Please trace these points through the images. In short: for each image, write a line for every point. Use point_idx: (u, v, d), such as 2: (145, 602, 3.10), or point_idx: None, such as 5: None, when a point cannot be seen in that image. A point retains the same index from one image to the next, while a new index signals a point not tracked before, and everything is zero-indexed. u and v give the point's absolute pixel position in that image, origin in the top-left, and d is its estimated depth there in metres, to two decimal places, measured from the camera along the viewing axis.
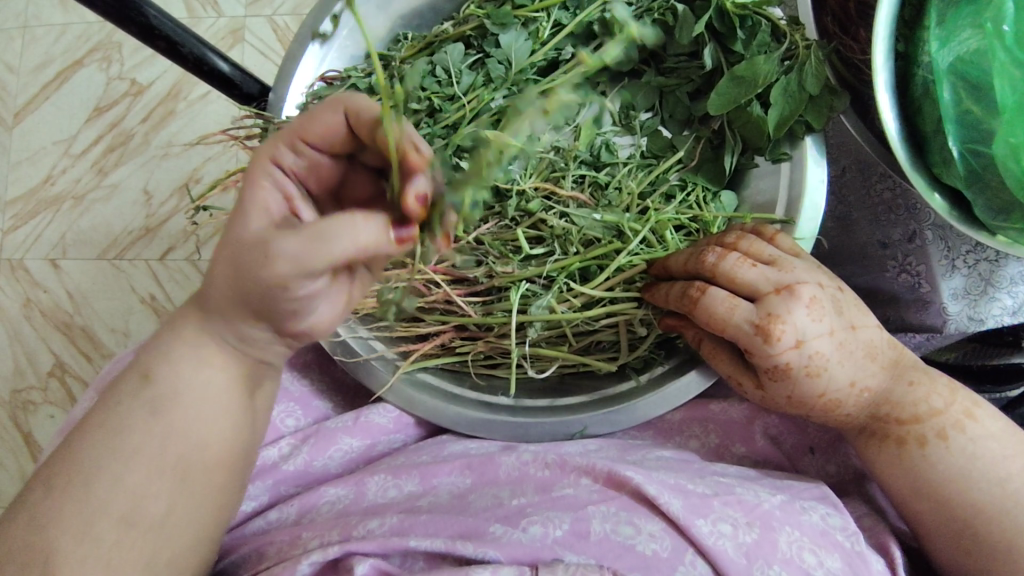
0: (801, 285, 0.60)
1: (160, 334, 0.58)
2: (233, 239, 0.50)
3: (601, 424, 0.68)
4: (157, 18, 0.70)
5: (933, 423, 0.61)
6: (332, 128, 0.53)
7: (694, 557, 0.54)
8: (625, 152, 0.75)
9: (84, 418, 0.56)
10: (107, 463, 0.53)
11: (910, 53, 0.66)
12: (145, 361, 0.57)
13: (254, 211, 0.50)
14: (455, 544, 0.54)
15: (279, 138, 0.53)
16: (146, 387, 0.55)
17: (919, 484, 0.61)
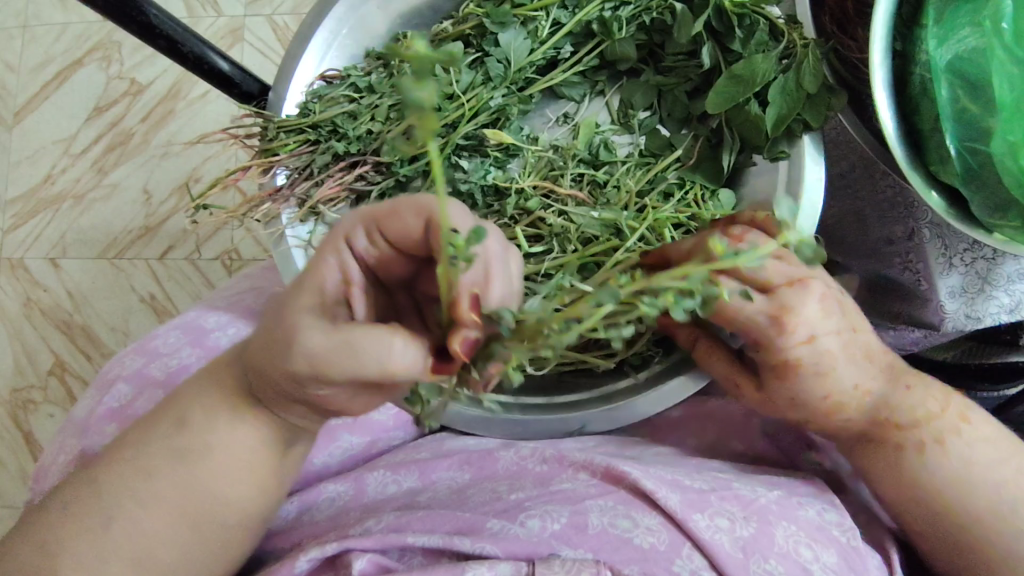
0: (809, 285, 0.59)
1: (200, 381, 0.59)
2: (283, 309, 0.49)
3: (600, 421, 0.69)
4: (157, 17, 0.70)
5: (932, 425, 0.61)
6: (411, 232, 0.48)
7: (691, 551, 0.54)
8: (625, 150, 0.76)
9: (115, 445, 0.59)
10: (125, 499, 0.55)
11: (908, 52, 0.66)
12: (181, 406, 0.58)
13: (311, 289, 0.48)
14: (452, 539, 0.53)
15: (361, 219, 0.49)
16: (179, 436, 0.57)
17: (914, 485, 0.61)
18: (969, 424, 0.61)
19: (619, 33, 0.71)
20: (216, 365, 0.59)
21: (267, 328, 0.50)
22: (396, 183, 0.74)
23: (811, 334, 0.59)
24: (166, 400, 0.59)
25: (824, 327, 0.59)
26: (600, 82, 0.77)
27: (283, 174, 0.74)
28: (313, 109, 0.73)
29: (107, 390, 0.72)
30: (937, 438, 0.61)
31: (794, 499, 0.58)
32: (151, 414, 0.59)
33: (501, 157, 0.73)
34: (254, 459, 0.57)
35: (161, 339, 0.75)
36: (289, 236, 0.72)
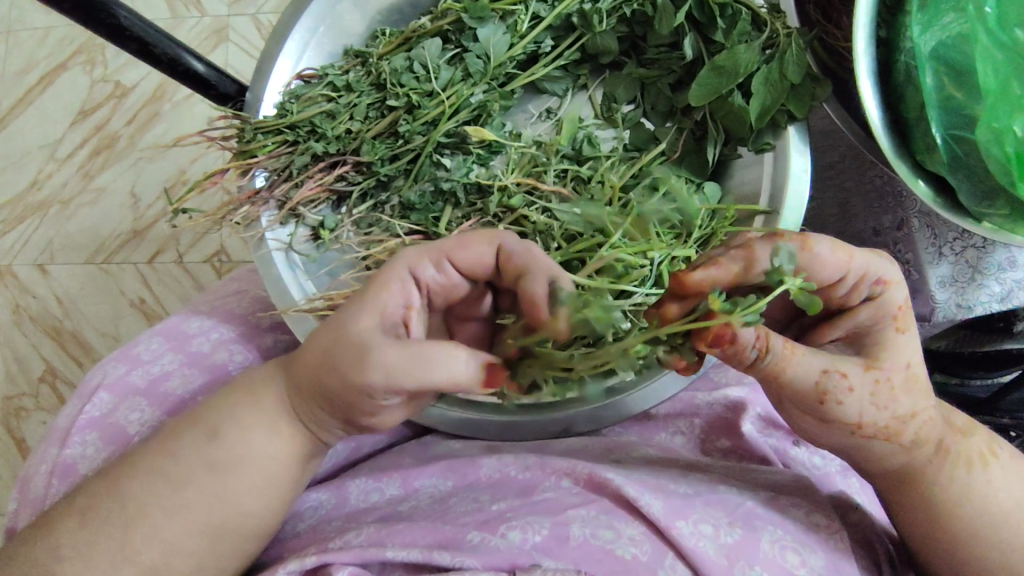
0: (894, 292, 0.52)
1: (232, 389, 0.57)
2: (341, 331, 0.49)
3: (587, 421, 0.68)
4: (127, 19, 0.69)
5: (962, 449, 0.56)
6: (483, 261, 0.53)
7: (674, 560, 0.53)
8: (608, 145, 0.74)
9: (137, 450, 0.57)
10: (149, 511, 0.54)
11: (892, 39, 0.65)
12: (213, 417, 0.55)
13: (373, 309, 0.49)
14: (432, 554, 0.53)
15: (424, 248, 0.53)
16: (211, 445, 0.55)
17: (924, 507, 0.56)
18: (995, 460, 0.56)
19: (600, 27, 0.70)
20: (252, 376, 0.56)
21: (320, 348, 0.50)
22: (378, 183, 0.74)
23: (906, 363, 0.52)
24: (196, 409, 0.57)
25: (909, 344, 0.52)
26: (583, 76, 0.76)
27: (262, 175, 0.74)
28: (291, 109, 0.71)
29: (88, 398, 0.70)
30: (967, 464, 0.55)
31: (778, 501, 0.58)
32: (181, 421, 0.57)
33: (483, 153, 0.72)
34: (284, 471, 0.56)
35: (142, 345, 0.73)
36: (270, 239, 0.71)
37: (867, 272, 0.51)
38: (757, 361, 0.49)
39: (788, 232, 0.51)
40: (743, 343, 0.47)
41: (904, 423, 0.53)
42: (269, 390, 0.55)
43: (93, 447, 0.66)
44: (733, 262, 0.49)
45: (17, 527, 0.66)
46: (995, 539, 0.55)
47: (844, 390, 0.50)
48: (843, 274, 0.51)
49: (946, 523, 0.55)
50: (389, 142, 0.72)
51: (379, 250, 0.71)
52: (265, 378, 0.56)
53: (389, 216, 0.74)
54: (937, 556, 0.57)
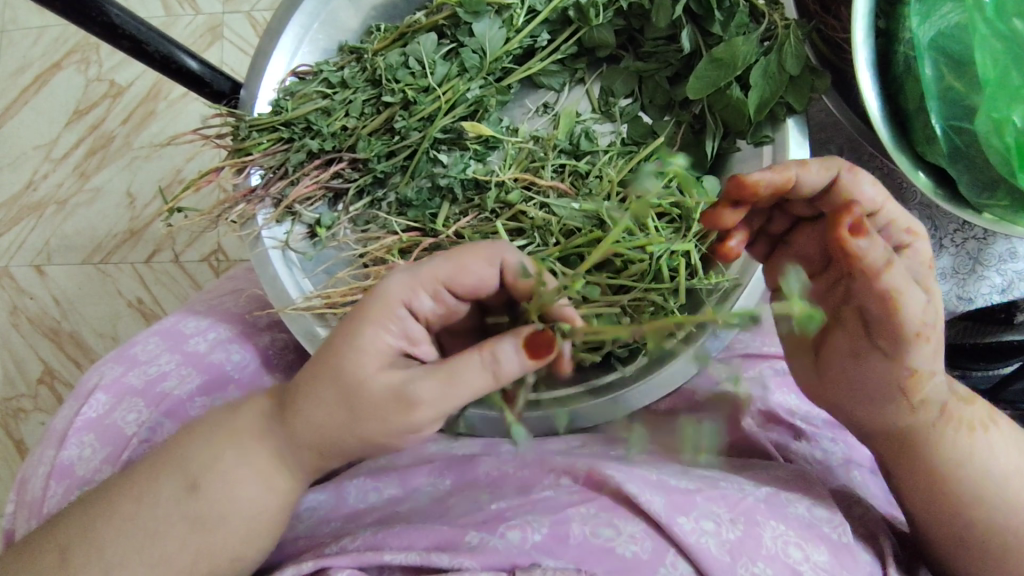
0: (921, 244, 0.56)
1: (204, 436, 0.56)
2: (350, 380, 0.50)
3: (589, 417, 0.67)
4: (119, 17, 0.68)
5: (964, 415, 0.57)
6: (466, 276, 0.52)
7: (675, 557, 0.53)
8: (606, 140, 0.74)
9: (111, 492, 0.55)
10: (127, 559, 0.53)
11: (891, 30, 0.64)
12: (191, 467, 0.54)
13: (372, 351, 0.50)
14: (430, 555, 0.52)
15: (409, 269, 0.53)
16: (189, 502, 0.54)
17: (929, 470, 0.57)
18: (994, 427, 0.58)
19: (597, 19, 0.69)
20: (234, 426, 0.55)
21: (323, 401, 0.51)
22: (374, 179, 0.73)
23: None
24: (174, 456, 0.55)
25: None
26: (580, 70, 0.75)
27: (257, 174, 0.73)
28: (286, 106, 0.71)
29: (84, 399, 0.69)
30: (968, 429, 0.57)
31: (779, 497, 0.57)
32: (160, 466, 0.55)
33: (480, 149, 0.71)
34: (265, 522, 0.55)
35: (139, 345, 0.73)
36: (265, 237, 0.71)
37: (903, 219, 0.56)
38: (883, 275, 0.52)
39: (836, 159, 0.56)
40: (864, 252, 0.51)
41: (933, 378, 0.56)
42: (247, 424, 0.55)
43: (89, 449, 0.65)
44: (785, 169, 0.54)
45: (14, 529, 0.66)
46: (1000, 504, 0.56)
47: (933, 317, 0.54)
48: (885, 208, 0.56)
49: (952, 489, 0.56)
50: (385, 138, 0.72)
51: (377, 247, 0.71)
52: (251, 426, 0.55)
53: (386, 213, 0.73)
54: (939, 525, 0.58)
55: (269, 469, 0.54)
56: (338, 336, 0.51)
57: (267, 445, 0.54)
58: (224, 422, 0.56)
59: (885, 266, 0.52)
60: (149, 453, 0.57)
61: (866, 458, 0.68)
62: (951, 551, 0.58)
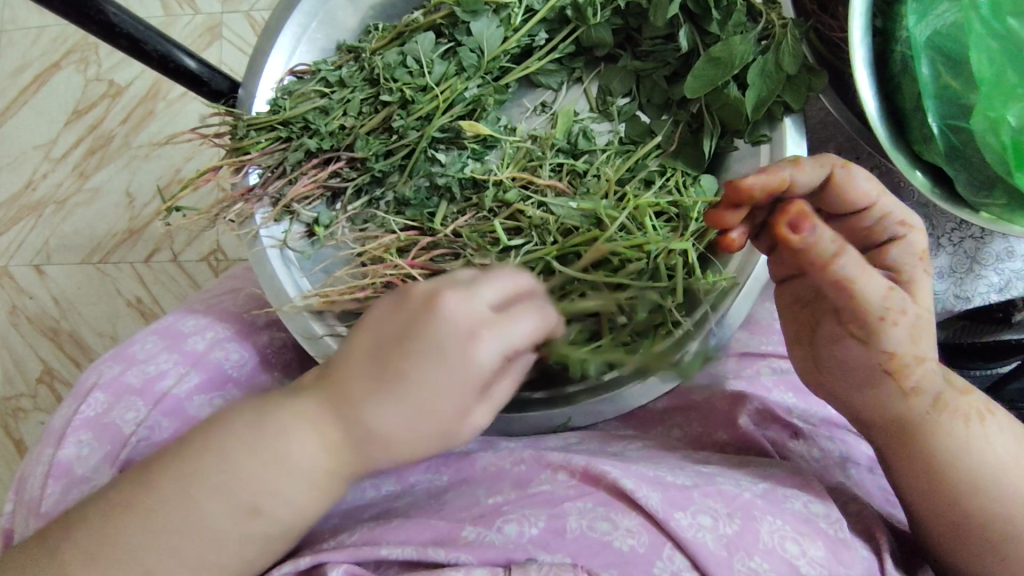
0: (914, 237, 0.57)
1: (240, 444, 0.52)
2: (415, 439, 0.48)
3: (585, 415, 0.68)
4: (117, 15, 0.68)
5: (961, 405, 0.57)
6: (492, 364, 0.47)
7: (671, 551, 0.53)
8: (604, 139, 0.74)
9: (151, 502, 0.52)
10: (169, 560, 0.52)
11: (888, 30, 0.64)
12: (236, 483, 0.51)
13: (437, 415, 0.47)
14: (427, 550, 0.53)
15: (450, 287, 0.49)
16: (241, 517, 0.52)
17: (927, 458, 0.57)
18: (993, 417, 0.58)
19: (595, 19, 0.69)
20: (286, 442, 0.51)
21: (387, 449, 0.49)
22: (372, 178, 0.73)
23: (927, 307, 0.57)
24: (217, 471, 0.52)
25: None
26: (578, 69, 0.75)
27: (255, 173, 0.73)
28: (284, 105, 0.71)
29: (83, 398, 0.69)
30: (965, 418, 0.57)
31: (775, 493, 0.57)
32: (206, 482, 0.52)
33: (478, 148, 0.71)
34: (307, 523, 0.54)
35: (138, 345, 0.73)
36: (265, 237, 0.71)
37: (893, 211, 0.57)
38: (834, 260, 0.51)
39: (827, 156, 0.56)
40: (812, 245, 0.50)
41: (914, 366, 0.56)
42: (293, 438, 0.50)
43: (88, 446, 0.65)
44: (779, 172, 0.54)
45: (13, 527, 0.66)
46: (996, 492, 0.56)
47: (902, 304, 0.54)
48: (879, 202, 0.56)
49: (948, 476, 0.56)
50: (383, 138, 0.71)
51: (375, 247, 0.71)
52: (305, 443, 0.50)
53: (384, 213, 0.73)
54: (935, 514, 0.58)
55: (325, 484, 0.51)
56: (358, 345, 0.50)
57: (321, 468, 0.51)
58: (272, 436, 0.51)
59: (836, 253, 0.51)
60: (183, 457, 0.53)
61: (863, 456, 0.68)
62: (946, 539, 0.58)
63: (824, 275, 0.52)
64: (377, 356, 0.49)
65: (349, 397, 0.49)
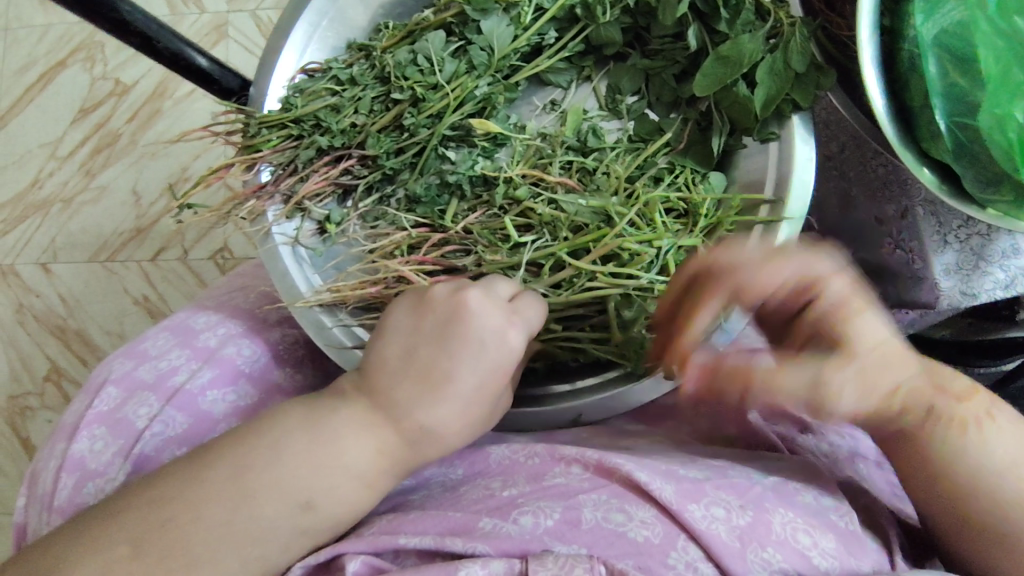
0: (830, 289, 0.57)
1: (290, 440, 0.55)
2: (469, 422, 0.58)
3: (595, 411, 0.68)
4: (130, 13, 0.69)
5: (955, 412, 0.58)
6: (519, 352, 0.59)
7: (686, 542, 0.53)
8: (613, 137, 0.74)
9: (197, 496, 0.53)
10: (214, 556, 0.52)
11: (896, 28, 0.65)
12: (286, 480, 0.54)
13: (486, 396, 0.58)
14: (444, 540, 0.53)
15: (471, 286, 0.60)
16: (299, 513, 0.54)
17: (921, 456, 0.58)
18: (993, 422, 0.58)
19: (604, 17, 0.70)
20: (341, 442, 0.56)
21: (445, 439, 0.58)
22: (383, 176, 0.73)
23: (869, 343, 0.56)
24: (268, 467, 0.54)
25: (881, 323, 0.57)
26: (587, 68, 0.75)
27: (267, 170, 0.74)
28: (296, 104, 0.72)
29: (96, 394, 0.70)
30: (958, 424, 0.57)
31: (785, 486, 0.58)
32: (257, 479, 0.54)
33: (488, 146, 0.72)
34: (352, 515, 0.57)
35: (149, 343, 0.74)
36: (276, 234, 0.72)
37: (791, 277, 0.58)
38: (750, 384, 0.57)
39: (709, 257, 0.60)
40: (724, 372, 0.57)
41: (886, 403, 0.57)
42: (334, 434, 0.56)
43: (101, 441, 0.66)
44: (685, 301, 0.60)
45: (27, 522, 0.66)
46: (996, 488, 0.56)
47: (839, 382, 0.55)
48: (773, 281, 0.57)
49: (949, 471, 0.57)
50: (394, 135, 0.72)
51: (386, 243, 0.71)
52: (356, 443, 0.56)
53: (394, 210, 0.73)
54: (939, 508, 0.59)
55: (376, 482, 0.57)
56: (394, 350, 0.58)
57: (377, 461, 0.56)
58: (322, 435, 0.56)
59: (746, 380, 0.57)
60: (230, 458, 0.55)
61: (870, 452, 0.69)
62: (951, 530, 0.59)
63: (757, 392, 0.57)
64: (415, 363, 0.58)
65: (399, 403, 0.57)
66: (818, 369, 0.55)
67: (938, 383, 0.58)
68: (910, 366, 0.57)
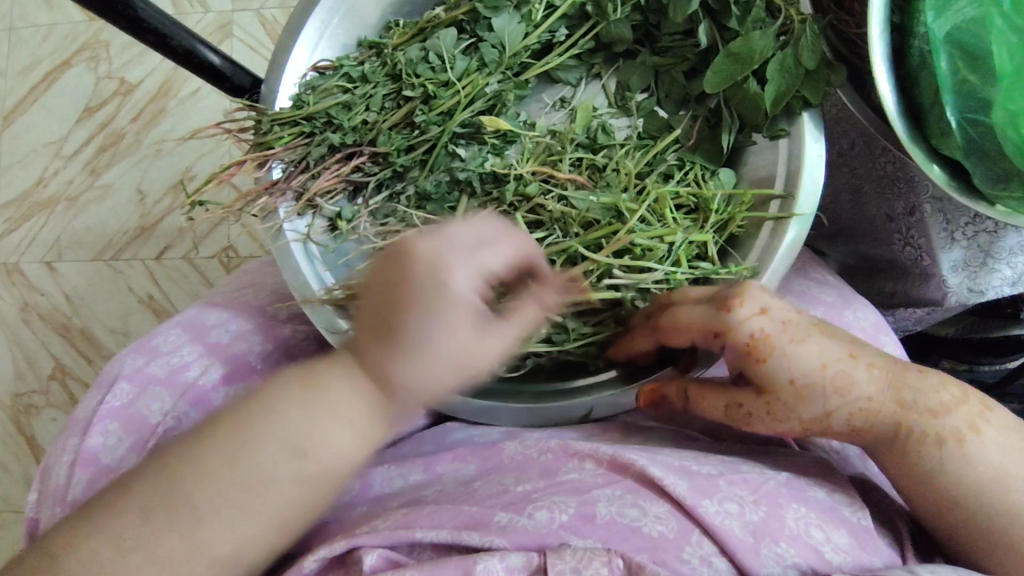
0: (739, 329, 0.58)
1: (283, 393, 0.53)
2: (448, 367, 0.52)
3: (608, 407, 0.68)
4: (145, 11, 0.69)
5: (932, 429, 0.57)
6: (460, 294, 0.52)
7: (700, 537, 0.54)
8: (622, 134, 0.74)
9: (194, 459, 0.52)
10: (221, 512, 0.52)
11: (906, 25, 0.66)
12: (280, 433, 0.52)
13: (461, 334, 0.52)
14: (461, 534, 0.54)
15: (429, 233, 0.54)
16: (297, 463, 0.52)
17: (913, 470, 0.58)
18: (977, 435, 0.57)
19: (615, 15, 0.70)
20: (331, 393, 0.53)
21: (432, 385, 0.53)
22: (394, 173, 0.74)
23: (791, 377, 0.57)
24: (256, 424, 0.53)
25: (816, 347, 0.58)
26: (597, 65, 0.75)
27: (279, 167, 0.74)
28: (307, 101, 0.71)
29: (107, 389, 0.70)
30: (937, 441, 0.57)
31: (798, 482, 0.58)
32: (249, 439, 0.52)
33: (498, 143, 0.72)
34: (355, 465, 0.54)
35: (160, 338, 0.74)
36: (287, 231, 0.71)
37: (701, 318, 0.60)
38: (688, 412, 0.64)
39: (671, 293, 0.64)
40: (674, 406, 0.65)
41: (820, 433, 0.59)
42: (325, 388, 0.53)
43: (114, 437, 0.66)
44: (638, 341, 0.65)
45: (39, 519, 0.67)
46: (989, 509, 0.56)
47: (750, 411, 0.60)
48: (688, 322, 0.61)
49: (941, 483, 0.57)
50: (405, 133, 0.72)
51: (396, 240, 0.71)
52: (344, 396, 0.53)
53: (404, 208, 0.73)
54: (935, 519, 0.59)
55: (373, 429, 0.54)
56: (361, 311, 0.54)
57: (368, 411, 0.53)
58: (314, 387, 0.53)
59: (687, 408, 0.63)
60: (222, 420, 0.54)
61: None
62: (951, 541, 0.59)
63: (692, 411, 0.63)
64: (389, 317, 0.52)
65: (379, 363, 0.53)
66: (732, 398, 0.60)
67: (903, 400, 0.58)
68: (850, 395, 0.58)
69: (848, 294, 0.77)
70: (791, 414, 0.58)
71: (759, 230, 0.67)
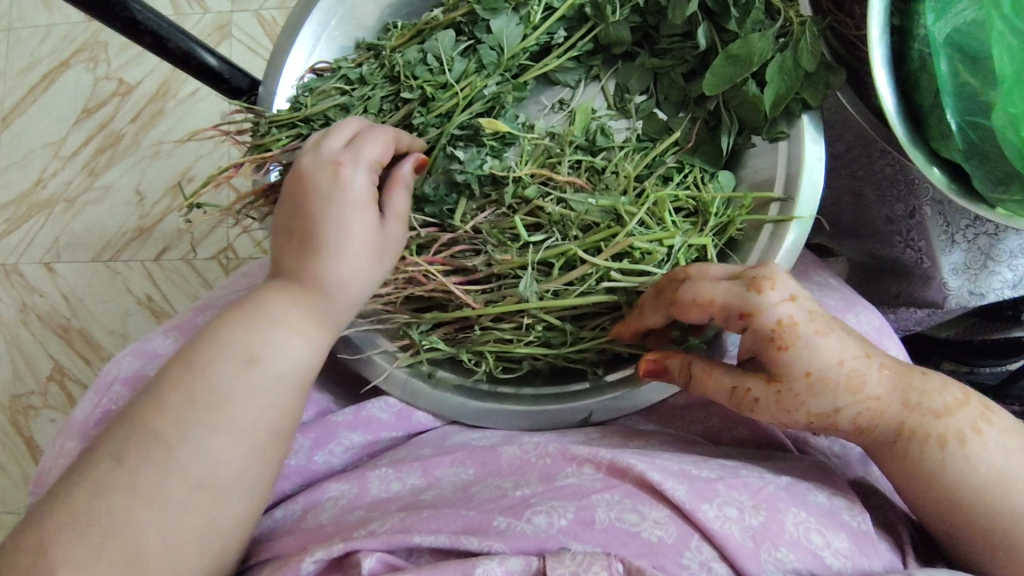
0: (764, 318, 0.56)
1: (227, 321, 0.59)
2: (348, 244, 0.60)
3: (606, 411, 0.68)
4: (141, 12, 0.69)
5: (936, 429, 0.57)
6: (353, 182, 0.60)
7: (699, 542, 0.54)
8: (621, 136, 0.74)
9: (157, 401, 0.56)
10: (186, 437, 0.55)
11: (906, 27, 0.65)
12: (226, 351, 0.57)
13: (356, 215, 0.60)
14: (460, 538, 0.54)
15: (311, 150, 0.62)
16: (246, 371, 0.57)
17: (915, 472, 0.58)
18: (979, 436, 0.57)
19: (613, 17, 0.70)
20: (267, 305, 0.59)
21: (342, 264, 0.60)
22: None
23: (807, 372, 0.56)
24: (207, 349, 0.57)
25: (836, 343, 0.57)
26: (596, 67, 0.75)
27: (277, 170, 0.72)
28: (305, 103, 0.71)
29: (105, 392, 0.70)
30: (940, 443, 0.57)
31: (798, 486, 0.58)
32: (201, 365, 0.57)
33: (496, 146, 0.70)
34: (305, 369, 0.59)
35: (157, 340, 0.73)
36: None
37: (723, 300, 0.57)
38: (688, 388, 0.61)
39: (686, 266, 0.60)
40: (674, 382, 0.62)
41: (827, 425, 0.58)
42: (260, 305, 0.59)
43: None
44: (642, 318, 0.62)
45: None
46: (991, 511, 0.56)
47: (755, 396, 0.58)
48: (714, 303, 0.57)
49: (941, 485, 0.57)
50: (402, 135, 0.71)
51: None
52: (279, 304, 0.59)
53: None
54: (936, 520, 0.59)
55: (310, 322, 0.60)
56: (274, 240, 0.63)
57: (303, 312, 0.60)
58: (253, 309, 0.59)
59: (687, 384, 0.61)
60: (173, 359, 0.58)
61: None
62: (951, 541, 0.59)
63: (692, 390, 0.61)
64: (302, 226, 0.60)
65: (302, 266, 0.60)
66: (741, 381, 0.58)
67: (910, 401, 0.57)
68: (861, 393, 0.57)
69: (850, 296, 0.77)
70: (802, 406, 0.57)
71: (759, 232, 0.67)
